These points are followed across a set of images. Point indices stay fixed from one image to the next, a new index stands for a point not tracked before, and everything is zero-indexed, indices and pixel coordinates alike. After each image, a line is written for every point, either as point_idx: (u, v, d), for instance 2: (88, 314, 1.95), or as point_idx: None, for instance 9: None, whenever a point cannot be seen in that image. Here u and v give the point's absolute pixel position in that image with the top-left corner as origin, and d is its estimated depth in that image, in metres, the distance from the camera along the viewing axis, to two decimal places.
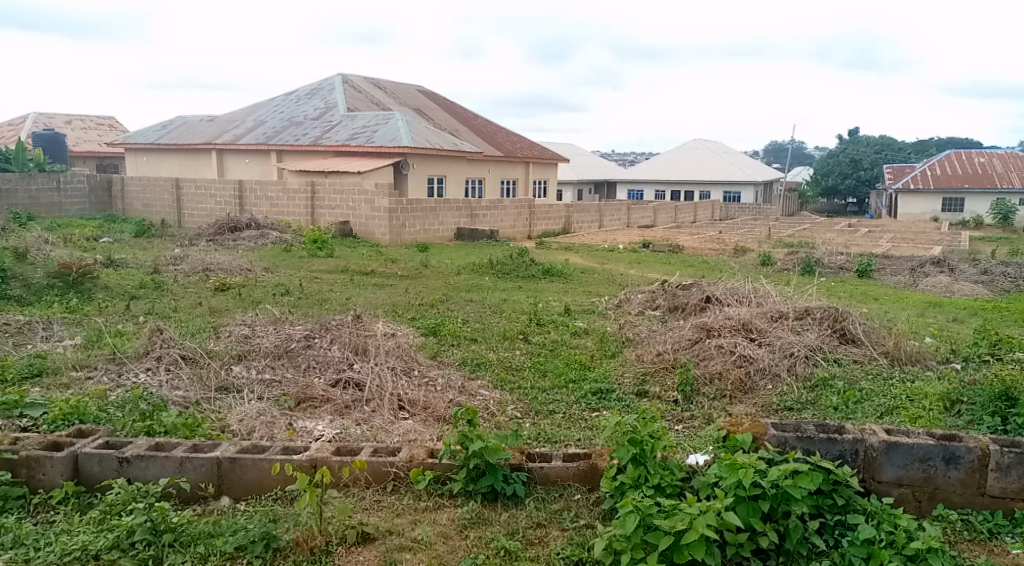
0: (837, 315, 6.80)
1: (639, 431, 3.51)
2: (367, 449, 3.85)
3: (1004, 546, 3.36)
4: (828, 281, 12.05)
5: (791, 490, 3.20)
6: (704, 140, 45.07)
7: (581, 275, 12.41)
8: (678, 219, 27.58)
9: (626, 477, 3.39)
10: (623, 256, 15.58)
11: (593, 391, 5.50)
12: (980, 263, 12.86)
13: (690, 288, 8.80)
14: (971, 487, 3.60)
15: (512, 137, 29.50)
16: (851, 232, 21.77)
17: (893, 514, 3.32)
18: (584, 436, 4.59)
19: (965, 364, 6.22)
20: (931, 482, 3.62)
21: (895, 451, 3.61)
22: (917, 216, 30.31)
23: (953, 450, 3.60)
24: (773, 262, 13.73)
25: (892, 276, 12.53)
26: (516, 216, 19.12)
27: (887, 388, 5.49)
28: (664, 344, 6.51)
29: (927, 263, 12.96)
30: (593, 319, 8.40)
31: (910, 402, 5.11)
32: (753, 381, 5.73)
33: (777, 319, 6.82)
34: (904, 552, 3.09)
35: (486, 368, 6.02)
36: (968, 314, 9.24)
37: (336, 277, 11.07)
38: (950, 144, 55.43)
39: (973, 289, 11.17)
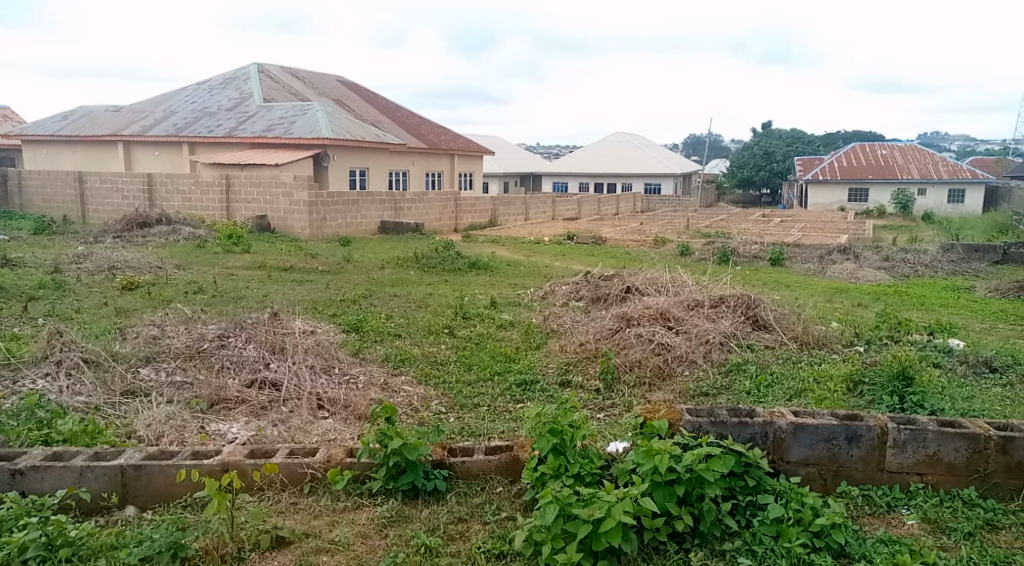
0: (751, 302, 7.04)
1: (560, 421, 3.55)
2: (282, 450, 3.74)
3: (901, 518, 3.55)
4: (743, 270, 12.49)
5: (705, 474, 3.29)
6: (625, 134, 45.92)
7: (507, 267, 12.45)
8: (602, 211, 27.98)
9: (547, 467, 3.41)
10: (547, 248, 15.70)
11: (517, 383, 5.53)
12: (883, 250, 13.54)
13: (612, 278, 8.94)
14: (871, 464, 3.79)
15: (435, 129, 29.25)
16: (765, 222, 22.64)
17: (800, 492, 3.47)
18: (507, 428, 4.61)
19: (868, 346, 6.55)
20: (835, 460, 3.79)
21: (802, 431, 3.77)
22: (825, 205, 31.74)
23: (855, 430, 3.77)
24: (691, 252, 14.11)
25: (803, 263, 13.08)
26: (442, 209, 19.00)
27: (795, 371, 5.73)
28: (586, 334, 6.61)
29: (835, 250, 13.55)
30: (518, 311, 8.44)
31: (817, 384, 5.33)
32: (671, 368, 5.87)
33: (693, 307, 7.03)
34: (810, 529, 3.23)
35: (409, 363, 5.97)
36: (871, 298, 9.74)
37: (253, 274, 10.74)
38: (855, 137, 58.29)
39: (877, 276, 11.75)
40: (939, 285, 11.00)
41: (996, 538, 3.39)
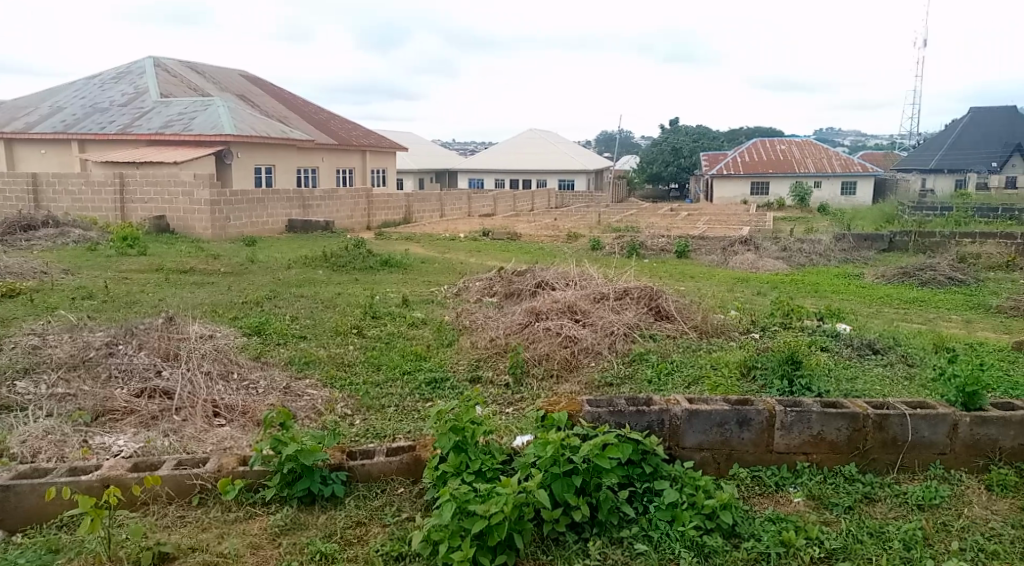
0: (654, 293, 7.23)
1: (461, 418, 3.54)
2: (169, 462, 3.57)
3: (789, 497, 3.72)
4: (652, 262, 12.81)
5: (601, 463, 3.34)
6: (538, 130, 46.33)
7: (419, 265, 12.34)
8: (518, 207, 28.11)
9: (448, 466, 3.39)
10: (462, 245, 15.66)
11: (427, 381, 5.48)
12: (781, 240, 14.13)
13: (524, 274, 8.99)
14: (760, 446, 3.95)
15: (345, 125, 28.65)
16: (673, 216, 23.34)
17: (694, 476, 3.57)
18: (413, 427, 4.56)
19: (762, 332, 6.83)
20: (727, 444, 3.93)
21: (696, 417, 3.90)
22: (729, 199, 32.92)
23: (745, 414, 3.92)
24: (602, 247, 14.37)
25: (707, 255, 13.53)
26: (353, 206, 18.64)
27: (695, 359, 5.92)
28: (496, 329, 6.61)
29: (736, 241, 14.06)
30: (430, 309, 8.37)
31: (713, 370, 5.53)
32: (578, 359, 5.95)
33: (599, 300, 7.15)
34: (703, 511, 3.35)
35: (315, 366, 5.82)
36: (770, 287, 10.15)
37: (150, 277, 10.23)
38: (756, 133, 60.75)
39: (775, 265, 12.27)
40: (831, 273, 11.60)
41: (872, 510, 3.59)
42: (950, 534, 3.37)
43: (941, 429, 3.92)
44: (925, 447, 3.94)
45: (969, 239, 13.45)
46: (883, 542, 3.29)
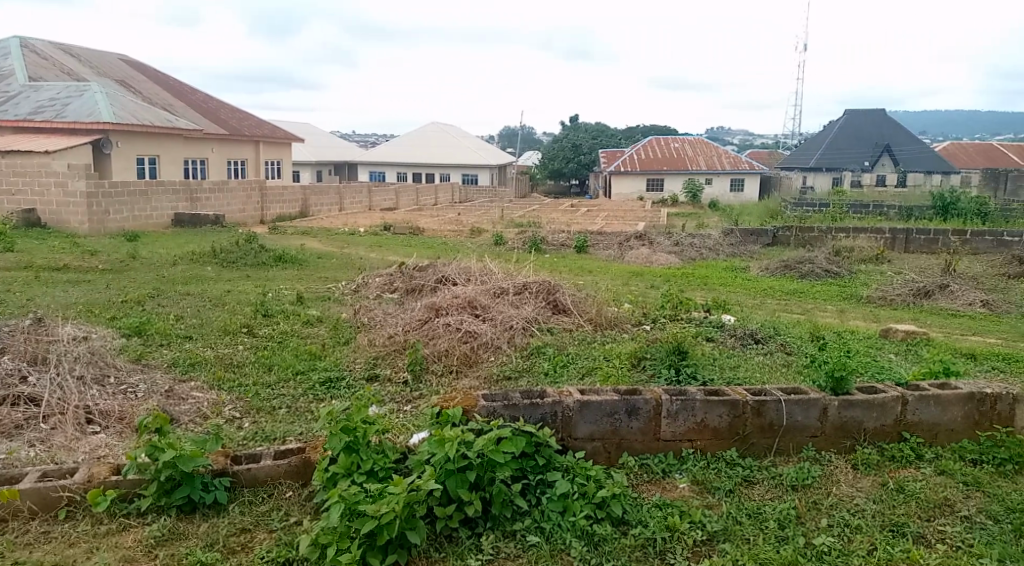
0: (551, 288, 7.33)
1: (352, 418, 3.47)
2: (32, 474, 3.33)
3: (675, 483, 3.87)
4: (551, 257, 12.98)
5: (494, 457, 3.36)
6: (439, 124, 46.05)
7: (316, 260, 12.01)
8: (419, 201, 27.82)
9: (338, 467, 3.31)
10: (361, 240, 15.35)
11: (321, 381, 5.34)
12: (674, 235, 14.64)
13: (424, 269, 8.91)
14: (649, 434, 4.09)
15: (237, 115, 27.51)
16: (573, 211, 23.74)
17: (585, 466, 3.65)
18: (305, 428, 4.44)
19: (654, 324, 7.06)
20: (617, 433, 4.05)
21: (587, 408, 3.99)
22: (627, 195, 33.81)
23: (634, 403, 4.05)
24: (503, 241, 14.43)
25: (605, 250, 13.84)
26: (245, 200, 17.93)
27: (589, 351, 6.04)
28: (394, 326, 6.52)
29: (632, 237, 14.45)
30: (327, 306, 8.16)
31: (606, 362, 5.66)
32: (476, 354, 5.95)
33: (498, 295, 7.18)
34: (593, 501, 3.43)
35: (201, 367, 5.56)
36: (664, 281, 10.50)
37: (18, 275, 9.49)
38: (652, 131, 62.64)
39: (669, 259, 12.70)
40: (720, 266, 12.12)
41: (751, 492, 3.78)
42: (819, 512, 3.59)
43: (813, 412, 4.17)
44: (798, 430, 4.18)
45: (844, 234, 14.36)
46: (760, 523, 3.47)
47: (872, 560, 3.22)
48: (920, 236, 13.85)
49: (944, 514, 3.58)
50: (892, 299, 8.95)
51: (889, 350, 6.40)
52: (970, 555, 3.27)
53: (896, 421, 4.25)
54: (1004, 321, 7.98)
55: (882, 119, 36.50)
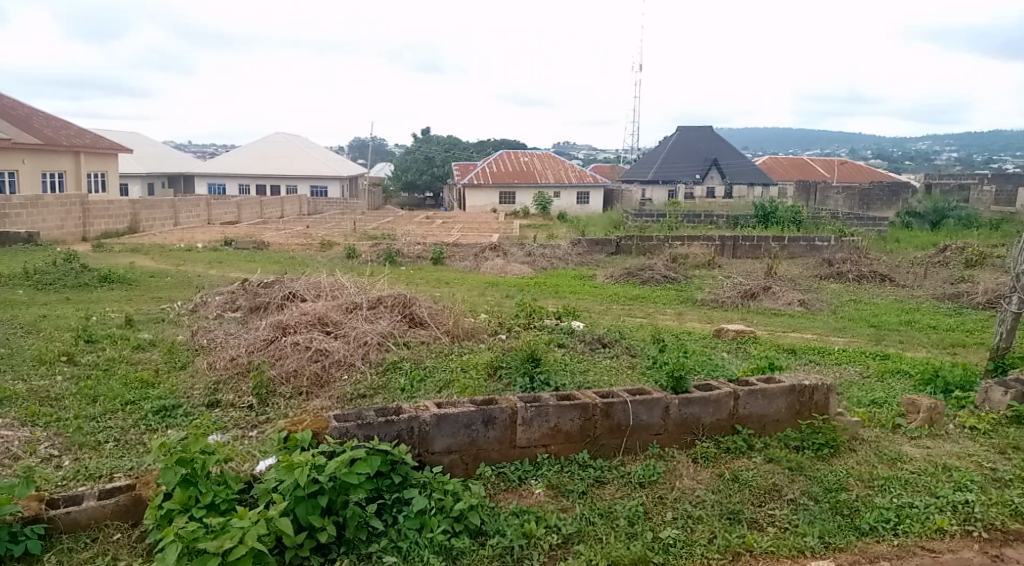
0: (406, 301, 7.23)
1: (189, 449, 3.23)
2: None
3: (531, 489, 3.93)
4: (406, 270, 12.84)
5: (348, 479, 3.25)
6: (284, 135, 44.38)
7: (149, 280, 11.14)
8: (264, 215, 26.60)
9: (174, 503, 3.07)
10: (201, 256, 14.43)
11: (156, 410, 4.94)
12: (527, 245, 14.95)
13: (271, 286, 8.50)
14: (505, 443, 4.13)
15: (53, 122, 25.07)
16: (427, 223, 23.65)
17: (442, 481, 3.62)
18: (137, 462, 4.09)
19: (508, 333, 7.15)
20: (473, 444, 4.05)
21: (443, 421, 3.97)
22: (479, 207, 34.18)
23: (489, 413, 4.07)
24: (355, 255, 14.09)
25: (459, 262, 13.88)
26: (64, 215, 16.34)
27: (445, 364, 6.01)
28: (238, 347, 6.16)
29: (486, 248, 14.59)
30: (162, 328, 7.58)
31: (462, 374, 5.66)
32: (328, 373, 5.75)
33: (351, 310, 6.98)
34: (451, 514, 3.41)
35: (11, 403, 4.97)
36: (517, 290, 10.68)
37: None
38: (502, 144, 63.80)
39: (522, 269, 12.95)
40: (571, 275, 12.51)
41: (602, 493, 3.91)
42: (665, 506, 3.77)
43: (657, 411, 4.38)
44: (644, 428, 4.37)
45: (680, 242, 15.30)
46: (611, 522, 3.59)
47: (712, 549, 3.42)
48: (746, 243, 15.03)
49: (773, 498, 3.87)
50: (723, 301, 9.63)
51: (722, 349, 6.87)
52: (796, 534, 3.57)
53: (730, 414, 4.55)
54: (818, 319, 8.82)
55: (710, 134, 39.36)
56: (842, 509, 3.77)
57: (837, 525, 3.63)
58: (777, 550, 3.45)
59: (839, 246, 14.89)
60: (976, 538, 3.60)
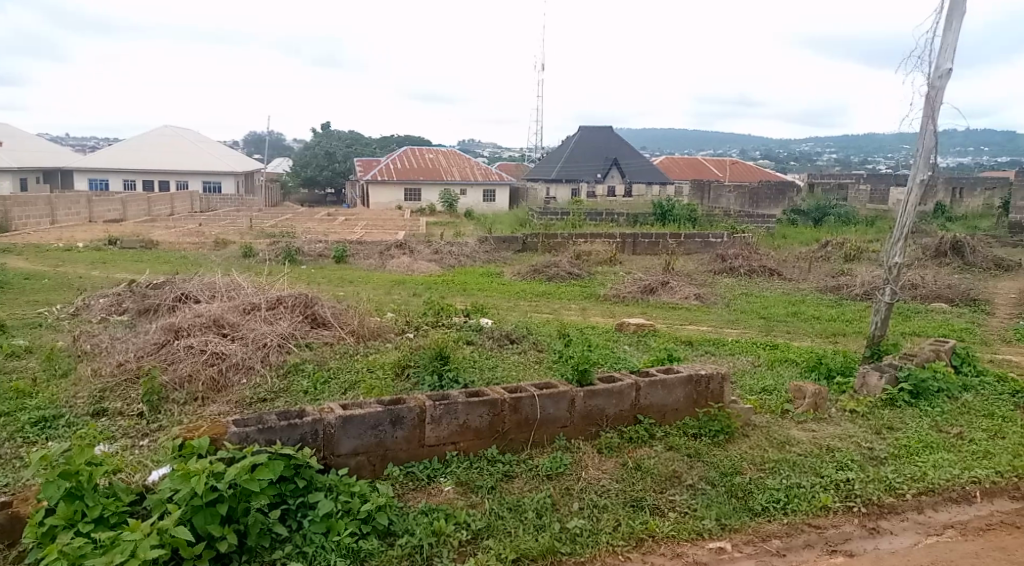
0: (308, 301, 7.05)
1: (74, 461, 3.04)
2: None
3: (440, 487, 3.92)
4: (308, 269, 12.50)
5: (249, 486, 3.15)
6: (175, 128, 42.28)
7: (25, 282, 10.36)
8: (154, 212, 25.26)
9: (57, 519, 2.88)
10: (83, 256, 13.54)
11: (34, 422, 4.61)
12: (433, 243, 14.85)
13: (162, 287, 8.09)
14: (413, 442, 4.10)
15: None
16: (329, 221, 23.11)
17: (348, 483, 3.56)
18: (13, 478, 3.81)
19: (415, 332, 7.09)
20: (381, 445, 4.01)
21: (349, 422, 3.90)
22: (383, 204, 33.70)
23: (397, 413, 4.03)
24: (254, 253, 13.60)
25: (364, 260, 13.65)
26: None
27: (350, 364, 5.90)
28: (126, 352, 5.83)
29: (391, 246, 14.40)
30: (40, 334, 7.06)
31: (368, 374, 5.58)
32: (226, 378, 5.53)
33: (249, 311, 6.74)
34: (358, 517, 3.37)
35: None
36: (424, 288, 10.61)
37: None
38: (406, 141, 63.08)
39: (428, 267, 12.86)
40: (477, 272, 12.53)
41: (511, 487, 3.95)
42: (572, 497, 3.85)
43: (563, 404, 4.46)
44: (551, 422, 4.44)
45: (584, 239, 15.60)
46: (520, 515, 3.64)
47: (617, 536, 3.53)
48: (646, 240, 15.50)
49: (674, 484, 4.02)
50: (625, 296, 9.90)
51: (624, 342, 7.06)
52: (695, 518, 3.72)
53: (632, 405, 4.69)
54: (713, 311, 9.22)
55: (611, 134, 40.34)
56: (737, 492, 3.96)
57: (732, 508, 3.81)
58: (678, 534, 3.59)
59: (732, 242, 15.59)
60: (856, 513, 3.87)
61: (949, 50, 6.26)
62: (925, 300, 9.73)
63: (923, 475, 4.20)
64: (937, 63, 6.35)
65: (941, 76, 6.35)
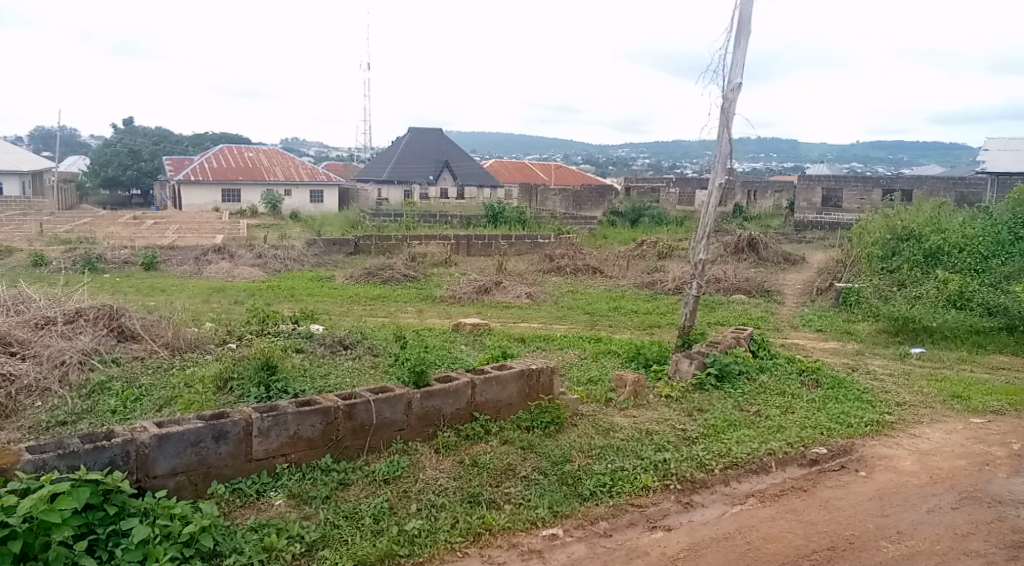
0: (113, 312, 6.46)
1: None
2: None
3: (270, 501, 3.76)
4: (113, 278, 11.45)
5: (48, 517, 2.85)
6: None
7: None
8: None
9: None
10: None
11: None
12: (256, 246, 14.13)
13: None
14: (239, 457, 3.89)
15: None
16: (137, 224, 21.29)
17: (167, 505, 3.32)
18: None
19: (238, 342, 6.72)
20: (203, 462, 3.78)
21: (166, 441, 3.64)
22: (198, 207, 31.56)
23: (220, 428, 3.82)
24: (46, 262, 12.22)
25: (178, 266, 12.72)
26: None
27: (165, 380, 5.48)
28: None
29: (208, 251, 13.54)
30: None
31: (186, 389, 5.21)
32: (16, 402, 4.94)
33: (42, 326, 6.07)
34: (179, 540, 3.14)
35: None
36: (247, 295, 10.07)
37: None
38: (223, 139, 59.46)
39: (251, 273, 12.23)
40: (306, 277, 12.10)
41: (346, 494, 3.87)
42: (409, 499, 3.85)
43: (399, 408, 4.44)
44: (388, 426, 4.40)
45: (416, 241, 15.53)
46: (356, 522, 3.58)
47: (455, 533, 3.57)
48: (478, 242, 15.73)
49: (509, 477, 4.14)
50: (459, 297, 10.01)
51: (459, 342, 7.14)
52: (530, 508, 3.85)
53: (468, 403, 4.76)
54: (543, 309, 9.57)
55: (440, 137, 40.53)
56: (567, 479, 4.15)
57: (563, 495, 3.99)
58: (513, 525, 3.70)
59: (558, 242, 16.22)
60: (673, 490, 4.19)
61: (739, 66, 6.93)
62: (728, 292, 10.69)
63: (728, 451, 4.63)
64: (730, 77, 7.01)
65: (733, 89, 7.02)
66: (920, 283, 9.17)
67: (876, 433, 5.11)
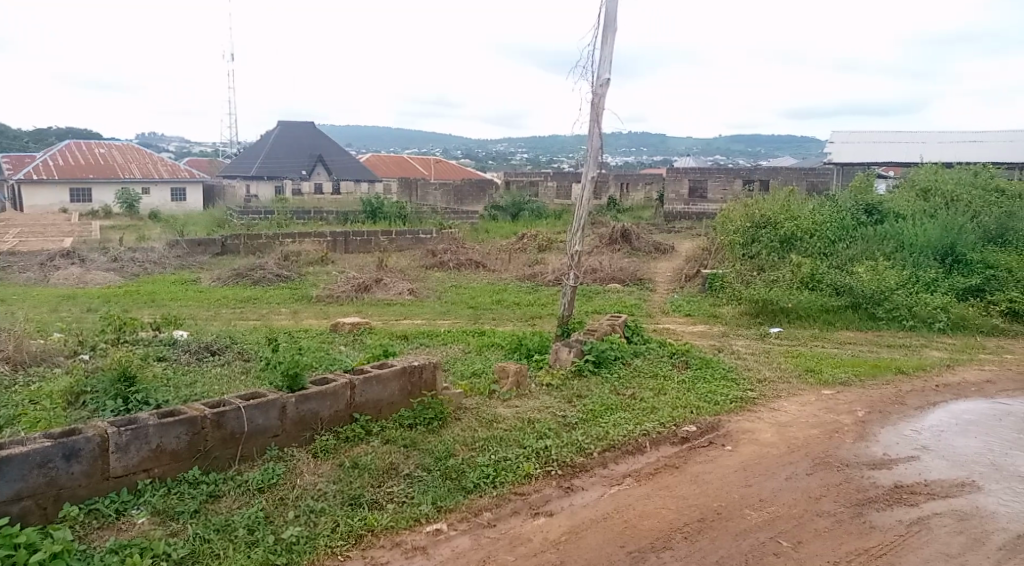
0: None
1: None
2: None
3: (131, 520, 3.51)
4: None
5: None
6: None
7: None
8: None
9: None
10: None
11: None
12: (110, 250, 13.16)
13: None
14: (94, 476, 3.61)
15: None
16: None
17: (10, 533, 3.03)
18: None
19: (92, 353, 6.23)
20: (53, 484, 3.48)
21: (6, 464, 3.32)
22: (43, 208, 29.01)
23: (71, 446, 3.53)
24: None
25: (20, 273, 11.63)
26: None
27: (6, 398, 5.00)
28: None
29: (56, 256, 12.49)
30: None
31: (31, 406, 4.77)
32: None
33: None
34: None
35: None
36: (102, 302, 9.36)
37: None
38: (70, 135, 54.96)
39: (106, 277, 11.38)
40: (168, 280, 11.40)
41: (217, 507, 3.67)
42: (287, 506, 3.70)
43: (272, 413, 4.26)
44: (261, 433, 4.22)
45: (290, 239, 14.99)
46: (229, 535, 3.41)
47: (335, 537, 3.47)
48: (356, 239, 15.40)
49: (391, 476, 4.07)
50: (337, 296, 9.75)
51: (338, 342, 6.96)
52: (413, 505, 3.81)
53: (347, 404, 4.64)
54: (424, 305, 9.49)
55: (313, 132, 39.33)
56: (450, 474, 4.13)
57: (447, 490, 3.97)
58: (396, 524, 3.64)
59: (440, 238, 16.15)
60: (554, 475, 4.27)
61: (607, 63, 7.14)
62: (604, 282, 11.03)
63: (606, 434, 4.77)
64: (599, 73, 7.21)
65: (602, 84, 7.22)
66: (777, 267, 9.83)
67: (741, 409, 5.42)
